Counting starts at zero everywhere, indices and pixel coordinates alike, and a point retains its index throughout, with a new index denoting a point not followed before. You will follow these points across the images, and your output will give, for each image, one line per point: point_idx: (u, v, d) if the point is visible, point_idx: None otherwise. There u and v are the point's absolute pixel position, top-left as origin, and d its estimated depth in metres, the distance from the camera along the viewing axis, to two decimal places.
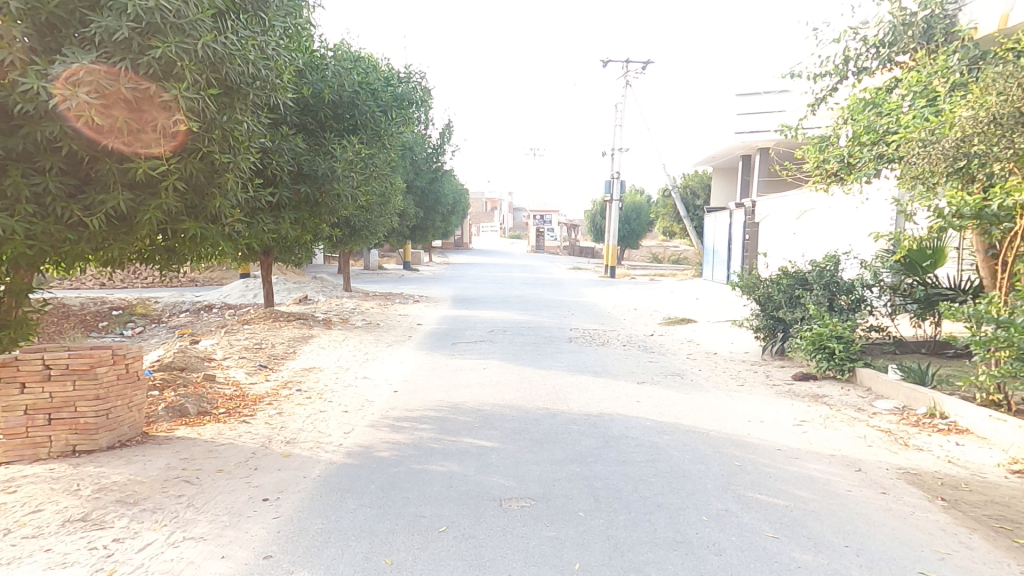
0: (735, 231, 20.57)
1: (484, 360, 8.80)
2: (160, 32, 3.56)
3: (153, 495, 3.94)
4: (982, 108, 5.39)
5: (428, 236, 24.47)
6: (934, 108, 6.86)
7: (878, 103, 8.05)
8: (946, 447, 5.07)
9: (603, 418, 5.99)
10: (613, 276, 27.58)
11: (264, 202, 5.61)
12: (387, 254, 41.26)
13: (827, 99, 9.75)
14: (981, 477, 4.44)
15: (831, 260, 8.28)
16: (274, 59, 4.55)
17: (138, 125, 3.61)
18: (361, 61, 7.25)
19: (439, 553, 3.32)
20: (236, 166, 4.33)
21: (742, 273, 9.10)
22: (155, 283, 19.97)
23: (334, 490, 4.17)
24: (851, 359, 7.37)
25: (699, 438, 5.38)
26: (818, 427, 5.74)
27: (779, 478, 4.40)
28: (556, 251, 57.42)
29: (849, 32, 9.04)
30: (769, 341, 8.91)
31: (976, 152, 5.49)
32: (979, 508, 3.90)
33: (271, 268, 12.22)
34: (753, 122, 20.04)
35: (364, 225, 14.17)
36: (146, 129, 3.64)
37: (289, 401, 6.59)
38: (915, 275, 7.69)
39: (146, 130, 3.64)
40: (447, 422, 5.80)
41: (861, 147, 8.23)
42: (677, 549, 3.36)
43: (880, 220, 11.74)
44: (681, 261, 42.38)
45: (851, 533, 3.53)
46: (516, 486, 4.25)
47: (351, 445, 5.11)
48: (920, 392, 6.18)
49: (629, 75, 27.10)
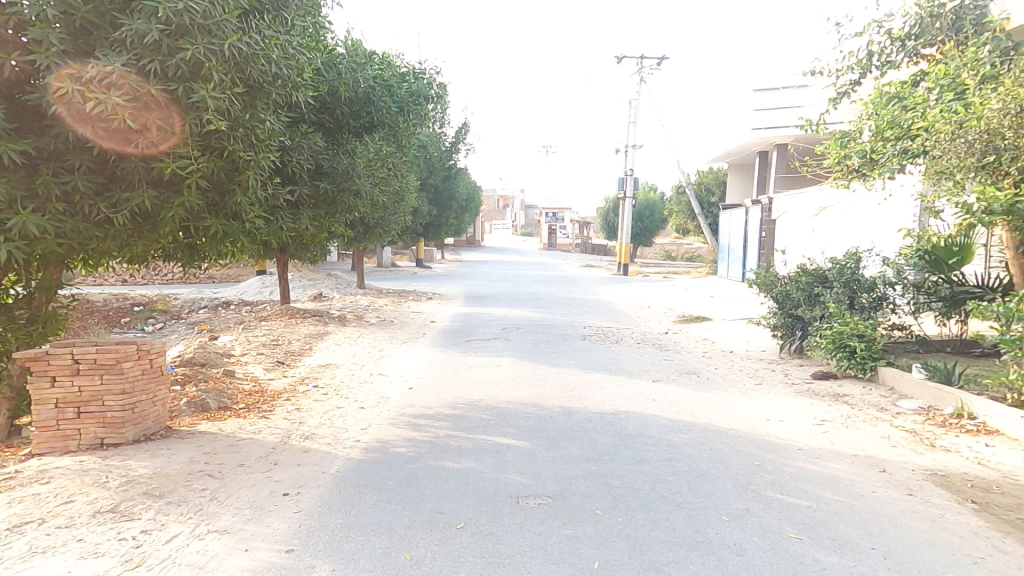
0: (751, 228, 20.28)
1: (498, 357, 8.81)
2: (189, 34, 3.60)
3: (177, 489, 4.00)
4: (1012, 100, 5.26)
5: (441, 232, 24.55)
6: (963, 101, 6.69)
7: (902, 97, 7.85)
8: (974, 449, 4.95)
9: (619, 417, 5.95)
10: (626, 274, 27.41)
11: (283, 200, 5.65)
12: (399, 251, 41.67)
13: (849, 95, 9.58)
14: (1013, 480, 4.32)
15: (851, 257, 8.13)
16: (295, 58, 4.58)
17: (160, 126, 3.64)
18: (377, 58, 7.28)
19: (458, 550, 3.32)
20: (258, 164, 4.37)
21: (760, 271, 8.98)
22: (174, 279, 20.32)
23: (352, 486, 4.19)
24: (873, 358, 7.24)
25: (717, 437, 5.33)
26: (839, 427, 5.65)
27: (800, 479, 4.34)
28: (568, 249, 57.21)
29: (874, 25, 8.85)
30: (787, 339, 8.80)
31: (1008, 146, 5.33)
32: (1012, 511, 3.80)
33: (287, 265, 12.30)
34: (771, 118, 19.76)
35: (378, 223, 14.26)
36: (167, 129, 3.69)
37: (307, 397, 6.65)
38: (940, 273, 7.52)
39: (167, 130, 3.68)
40: (463, 420, 5.81)
41: (884, 142, 8.02)
42: (697, 549, 3.33)
43: (902, 217, 11.51)
44: (694, 257, 41.96)
45: (876, 535, 3.47)
46: (533, 484, 4.25)
47: (369, 442, 5.14)
48: (947, 392, 6.04)
49: (645, 71, 26.91)
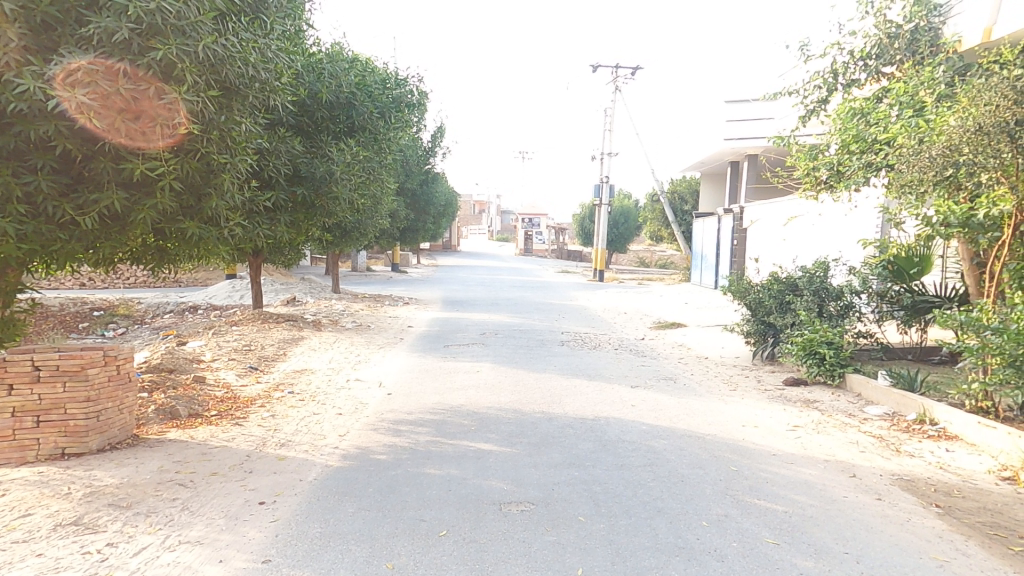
0: (723, 236, 20.75)
1: (477, 362, 8.78)
2: (161, 34, 3.50)
3: (147, 499, 3.85)
4: (969, 118, 5.32)
5: (418, 236, 24.29)
6: (922, 118, 7.00)
7: (866, 112, 8.16)
8: (937, 453, 5.16)
9: (599, 422, 5.99)
10: (602, 280, 27.67)
11: (262, 204, 5.52)
12: (375, 256, 41.25)
13: (817, 111, 9.87)
14: (973, 483, 4.51)
15: (820, 266, 8.36)
16: (274, 61, 4.50)
17: (141, 117, 3.55)
18: (361, 63, 7.21)
19: (441, 557, 3.29)
20: (234, 167, 4.27)
21: (734, 278, 9.20)
22: (137, 283, 19.59)
23: (331, 493, 4.11)
24: (842, 364, 7.47)
25: (695, 442, 5.43)
26: (811, 432, 5.82)
27: (776, 483, 4.46)
28: (544, 254, 57.52)
29: (836, 46, 9.21)
30: (760, 345, 9.02)
31: (965, 161, 5.39)
32: (972, 514, 3.97)
33: (259, 269, 11.96)
34: (742, 128, 20.21)
35: (354, 226, 14.07)
36: (150, 121, 3.59)
37: (282, 403, 6.50)
38: (903, 282, 7.87)
39: (149, 121, 3.59)
40: (444, 425, 5.76)
41: (850, 156, 8.30)
42: (679, 555, 3.37)
43: (866, 228, 11.97)
44: (666, 265, 42.75)
45: (850, 540, 3.57)
46: (515, 490, 4.24)
47: (347, 448, 5.06)
48: (910, 398, 6.28)
49: (619, 80, 27.30)
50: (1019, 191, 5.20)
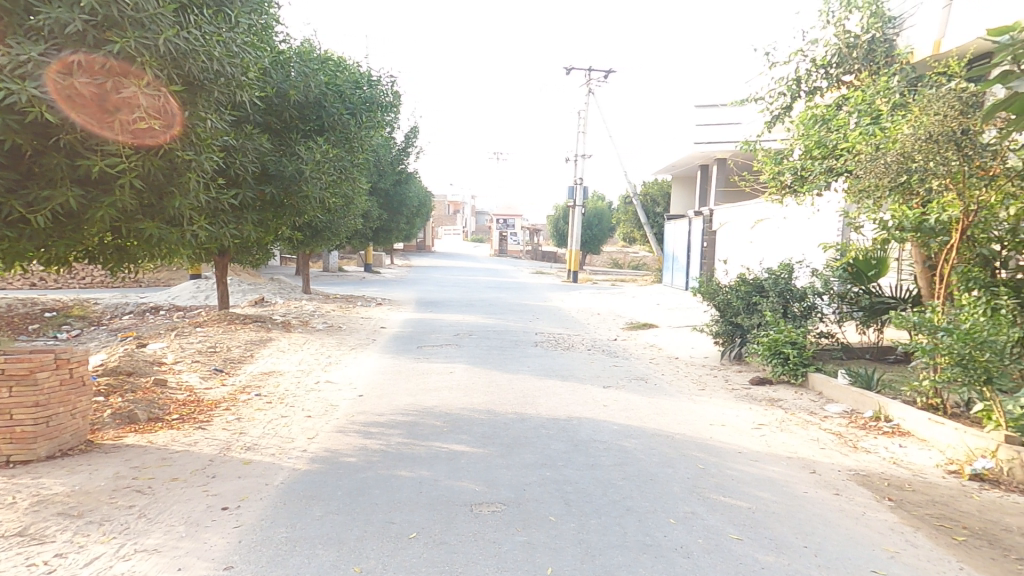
0: (693, 238, 21.18)
1: (451, 363, 8.75)
2: (118, 26, 3.40)
3: (100, 507, 3.72)
4: (921, 127, 5.59)
5: (392, 236, 24.03)
6: (877, 126, 7.32)
7: (827, 119, 8.49)
8: (890, 449, 5.38)
9: (572, 422, 6.05)
10: (576, 281, 27.88)
11: (226, 203, 5.26)
12: (347, 256, 40.65)
13: (782, 118, 10.05)
14: (923, 477, 4.72)
15: (785, 268, 8.62)
16: (240, 56, 4.41)
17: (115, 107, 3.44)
18: (332, 62, 7.16)
19: (411, 560, 3.28)
20: (200, 166, 4.17)
21: (703, 279, 9.41)
22: (93, 283, 18.83)
23: (298, 497, 4.04)
24: (805, 364, 7.73)
25: (664, 441, 5.53)
26: (775, 430, 6.00)
27: (741, 481, 4.58)
28: (518, 255, 57.64)
29: (799, 54, 9.52)
30: (728, 346, 9.24)
31: (919, 168, 5.63)
32: (922, 507, 4.16)
33: (226, 269, 11.66)
34: (711, 133, 20.60)
35: (326, 226, 13.86)
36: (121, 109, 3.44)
37: (248, 405, 6.35)
38: (861, 283, 8.25)
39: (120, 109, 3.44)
40: (417, 427, 5.72)
41: (813, 161, 8.54)
42: (646, 553, 3.44)
43: (827, 231, 12.41)
44: (639, 266, 43.38)
45: (809, 534, 3.70)
46: (487, 491, 4.24)
47: (316, 451, 4.98)
48: (867, 395, 6.53)
49: (592, 83, 27.60)
50: (964, 199, 5.51)
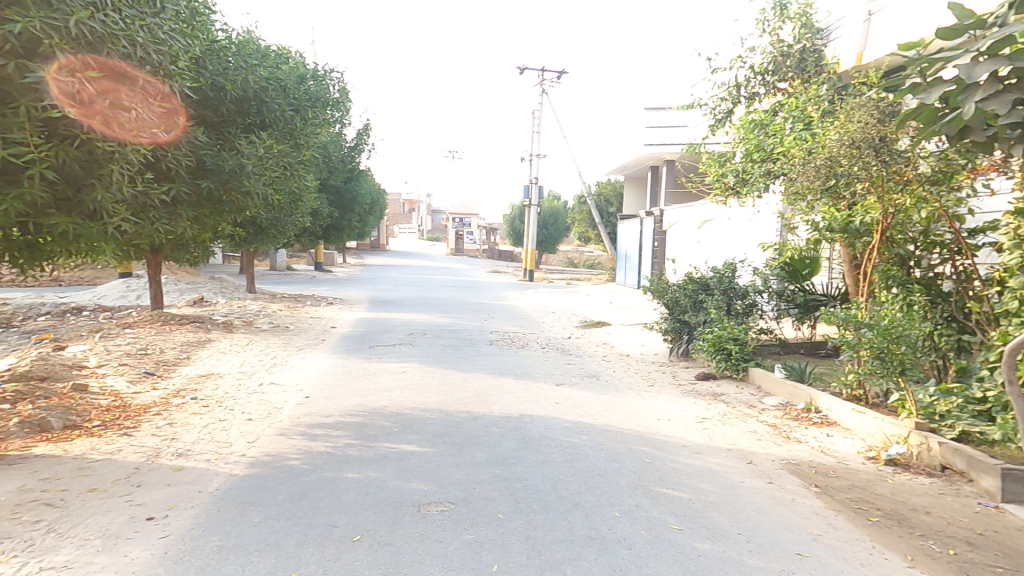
0: (644, 238, 21.73)
1: (403, 363, 8.62)
2: (20, 6, 3.22)
3: (2, 524, 3.45)
4: (847, 133, 5.95)
5: (343, 235, 23.41)
6: (809, 131, 7.74)
7: (765, 124, 8.90)
8: (819, 439, 5.69)
9: (523, 420, 6.08)
10: (532, 280, 28.04)
11: (156, 198, 4.92)
12: (296, 254, 39.32)
13: (725, 122, 10.54)
14: (846, 464, 5.02)
15: (728, 268, 9.01)
16: (167, 43, 4.15)
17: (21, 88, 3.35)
18: (273, 54, 6.94)
19: (352, 563, 3.21)
20: (126, 158, 3.84)
21: (653, 277, 9.66)
22: (8, 283, 17.39)
23: (235, 504, 3.88)
24: (746, 359, 8.09)
25: (613, 437, 5.65)
26: (717, 423, 6.23)
27: (683, 473, 4.74)
28: (475, 254, 57.46)
29: (738, 61, 9.94)
30: (676, 342, 9.52)
31: (844, 172, 5.98)
32: (845, 492, 4.43)
33: (159, 267, 11.09)
34: (661, 135, 21.14)
35: (271, 223, 13.41)
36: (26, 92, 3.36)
37: (182, 410, 6.04)
38: (797, 282, 8.70)
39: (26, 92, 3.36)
40: (365, 428, 5.61)
41: (753, 164, 9.00)
42: (591, 546, 3.50)
43: (767, 231, 13.01)
44: (595, 266, 44.17)
45: (744, 522, 3.87)
46: (436, 491, 4.21)
47: (255, 455, 4.80)
48: (800, 388, 6.87)
49: (545, 83, 27.80)
50: (883, 201, 5.86)
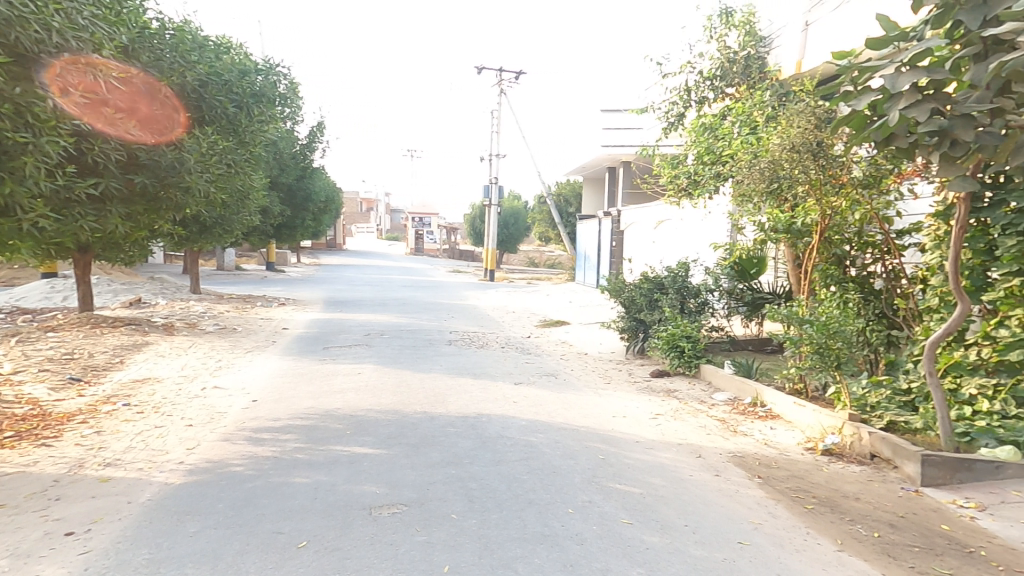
0: (602, 238, 22.07)
1: (359, 364, 8.43)
2: None
3: None
4: (789, 136, 6.18)
5: (296, 234, 22.70)
6: (754, 135, 8.06)
7: (714, 128, 9.19)
8: (764, 432, 5.92)
9: (480, 420, 6.04)
10: (492, 280, 28.00)
11: (81, 193, 4.76)
12: (246, 254, 37.86)
13: (677, 125, 10.82)
14: (787, 455, 5.24)
15: (682, 267, 9.27)
16: (88, 30, 4.01)
17: None
18: (213, 45, 6.68)
19: (296, 570, 3.10)
20: (41, 150, 3.65)
21: (610, 276, 9.84)
22: None
23: (169, 514, 3.68)
24: (698, 356, 8.34)
25: (569, 434, 5.69)
26: (670, 419, 6.38)
27: (636, 468, 4.83)
28: (436, 254, 56.94)
29: (688, 66, 10.23)
30: (632, 340, 9.71)
31: (785, 175, 6.29)
32: (785, 481, 4.62)
33: (88, 267, 10.46)
34: (617, 137, 21.50)
35: (216, 221, 12.89)
36: None
37: (112, 417, 5.70)
38: (745, 281, 8.98)
39: None
40: (316, 431, 5.44)
41: (704, 166, 9.31)
42: (543, 543, 3.51)
43: (717, 232, 13.44)
44: (555, 266, 44.57)
45: (691, 513, 3.98)
46: (388, 493, 4.12)
47: (194, 462, 4.57)
48: (747, 383, 7.12)
49: (503, 83, 27.80)
50: (821, 204, 6.19)
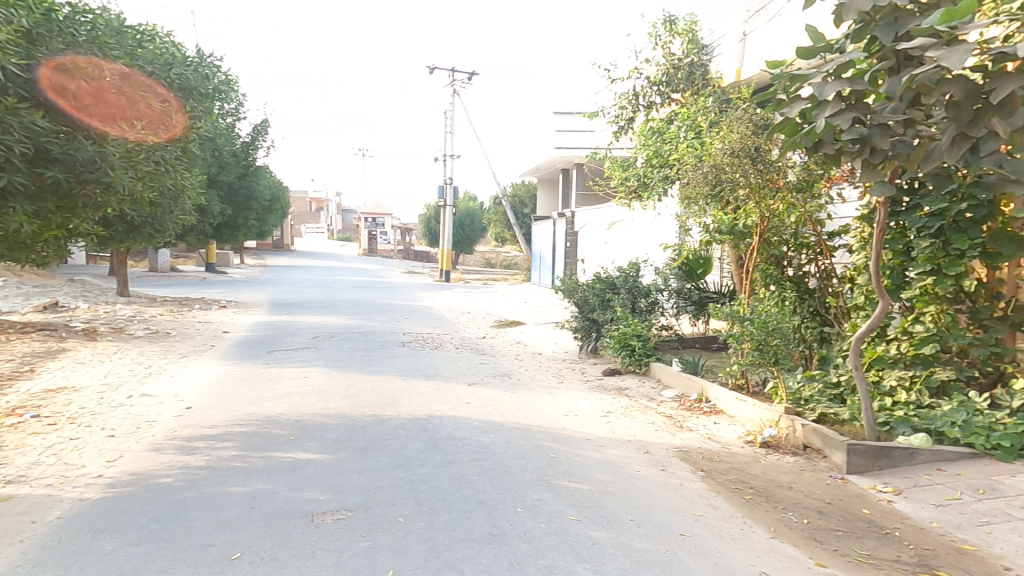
0: (557, 238, 22.30)
1: (305, 367, 8.13)
2: None
3: None
4: (731, 141, 6.41)
5: (239, 233, 21.72)
6: (698, 139, 8.33)
7: (662, 132, 9.45)
8: (708, 427, 6.11)
9: (432, 421, 5.95)
10: (448, 281, 27.76)
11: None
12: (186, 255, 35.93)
13: (626, 128, 11.05)
14: (728, 449, 5.43)
15: (633, 267, 9.45)
16: None
17: None
18: (134, 33, 6.29)
19: None
20: None
21: (564, 277, 9.97)
22: None
23: (85, 532, 3.42)
24: (647, 354, 8.53)
25: (521, 434, 5.69)
26: (620, 416, 6.50)
27: (586, 465, 4.88)
28: (391, 254, 55.93)
29: (636, 71, 10.48)
30: (585, 340, 9.82)
31: (728, 178, 6.48)
32: (725, 474, 4.78)
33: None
34: (570, 139, 21.78)
35: (146, 220, 12.15)
36: None
37: (19, 430, 5.27)
38: (693, 280, 9.34)
39: None
40: (256, 438, 5.20)
41: (653, 169, 9.53)
42: (491, 543, 3.48)
43: (666, 232, 13.83)
44: (512, 266, 44.71)
45: (637, 508, 4.05)
46: (332, 499, 3.98)
47: (114, 475, 4.27)
48: (694, 380, 7.35)
49: (456, 83, 27.63)
50: (761, 206, 6.47)
